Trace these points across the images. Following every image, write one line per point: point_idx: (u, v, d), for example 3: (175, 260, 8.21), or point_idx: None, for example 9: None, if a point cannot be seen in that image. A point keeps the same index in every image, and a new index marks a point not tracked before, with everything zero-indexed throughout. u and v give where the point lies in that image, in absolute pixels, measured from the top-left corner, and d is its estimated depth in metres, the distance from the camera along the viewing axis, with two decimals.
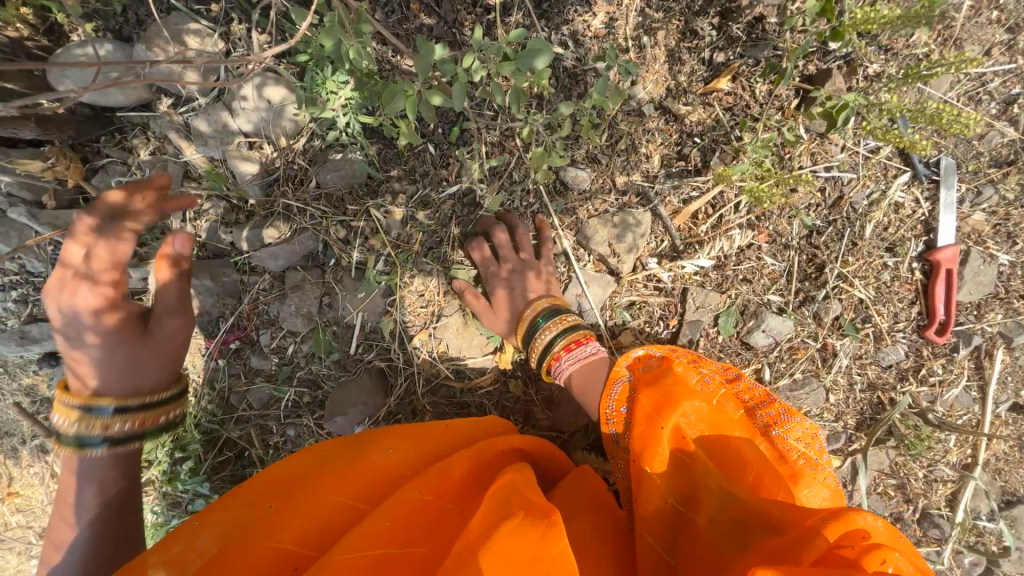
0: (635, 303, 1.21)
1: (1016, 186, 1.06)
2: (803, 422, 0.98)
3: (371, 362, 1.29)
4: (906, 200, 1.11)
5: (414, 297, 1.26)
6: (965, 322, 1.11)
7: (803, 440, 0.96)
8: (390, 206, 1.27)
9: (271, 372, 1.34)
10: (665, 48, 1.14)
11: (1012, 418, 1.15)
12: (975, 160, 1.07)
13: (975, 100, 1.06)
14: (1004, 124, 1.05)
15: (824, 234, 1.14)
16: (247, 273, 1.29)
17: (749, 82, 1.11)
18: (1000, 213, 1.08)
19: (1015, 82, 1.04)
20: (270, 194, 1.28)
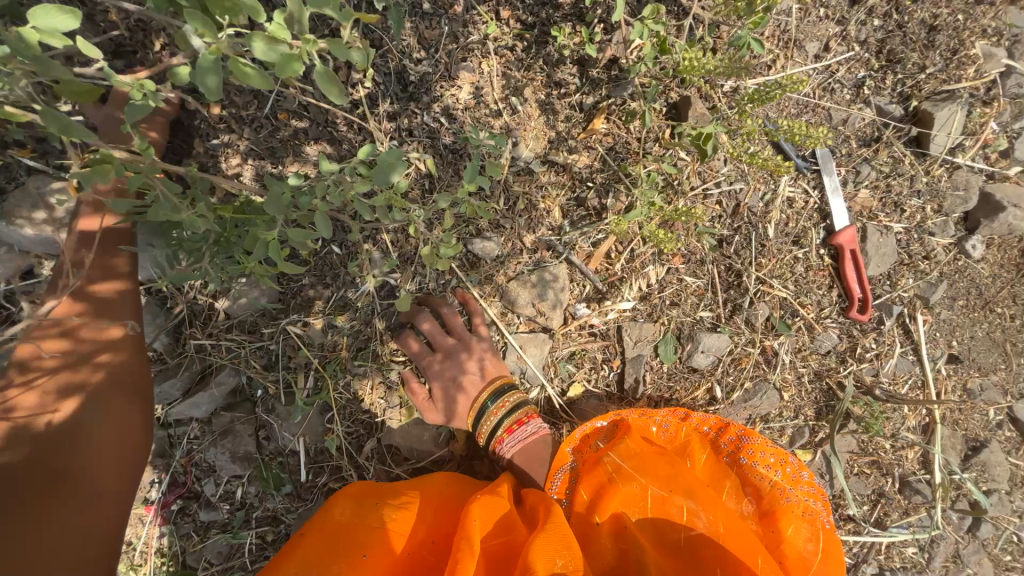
0: (576, 353, 1.19)
1: (888, 159, 1.11)
2: (767, 447, 1.04)
3: (326, 484, 1.22)
4: (796, 193, 1.14)
5: (354, 406, 1.20)
6: (882, 294, 1.14)
7: (769, 465, 1.04)
8: (306, 318, 1.19)
9: (223, 522, 1.24)
10: (536, 105, 1.15)
11: (950, 370, 1.19)
12: (846, 143, 1.11)
13: (830, 90, 1.10)
14: (861, 106, 1.10)
15: (733, 243, 1.16)
16: (172, 427, 1.20)
17: (621, 120, 1.14)
18: (882, 186, 1.12)
19: (859, 66, 1.09)
20: (178, 338, 1.18)
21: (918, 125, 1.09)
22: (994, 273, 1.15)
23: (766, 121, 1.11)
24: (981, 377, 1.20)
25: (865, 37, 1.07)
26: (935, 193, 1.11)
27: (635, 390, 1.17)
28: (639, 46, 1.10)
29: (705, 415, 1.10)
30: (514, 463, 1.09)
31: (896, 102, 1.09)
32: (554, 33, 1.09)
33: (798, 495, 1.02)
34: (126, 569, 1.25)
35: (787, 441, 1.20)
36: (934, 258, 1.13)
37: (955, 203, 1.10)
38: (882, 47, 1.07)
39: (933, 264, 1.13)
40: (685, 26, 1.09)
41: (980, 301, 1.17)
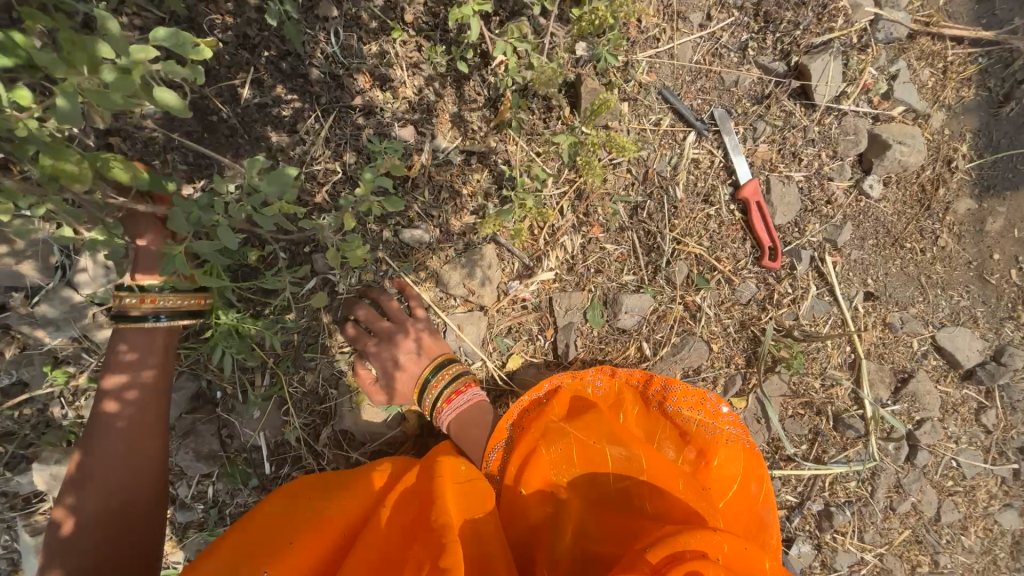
0: (512, 328, 1.26)
1: (780, 113, 1.17)
2: (685, 389, 1.10)
3: (292, 474, 1.29)
4: (701, 154, 1.20)
5: (309, 398, 1.28)
6: (791, 241, 1.21)
7: (691, 405, 1.09)
8: (256, 321, 1.27)
9: (200, 521, 1.31)
10: (447, 98, 1.22)
11: (869, 307, 1.24)
12: (740, 103, 1.18)
13: (719, 55, 1.17)
14: (748, 66, 1.16)
15: (647, 208, 1.22)
16: None
17: (527, 103, 1.21)
18: (778, 139, 1.18)
19: (741, 30, 1.16)
20: None
21: (800, 78, 1.15)
22: (898, 210, 1.21)
23: (663, 90, 1.19)
24: (901, 310, 1.24)
25: (741, 2, 1.14)
26: (828, 140, 1.17)
27: (569, 355, 1.24)
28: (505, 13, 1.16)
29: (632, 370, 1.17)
30: (451, 433, 1.17)
31: (778, 60, 1.15)
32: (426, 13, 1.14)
33: (720, 426, 1.08)
34: None
35: (721, 391, 1.24)
36: (835, 201, 1.19)
37: (848, 147, 1.17)
38: (759, 10, 1.14)
39: (835, 207, 1.20)
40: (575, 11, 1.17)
41: (890, 238, 1.22)
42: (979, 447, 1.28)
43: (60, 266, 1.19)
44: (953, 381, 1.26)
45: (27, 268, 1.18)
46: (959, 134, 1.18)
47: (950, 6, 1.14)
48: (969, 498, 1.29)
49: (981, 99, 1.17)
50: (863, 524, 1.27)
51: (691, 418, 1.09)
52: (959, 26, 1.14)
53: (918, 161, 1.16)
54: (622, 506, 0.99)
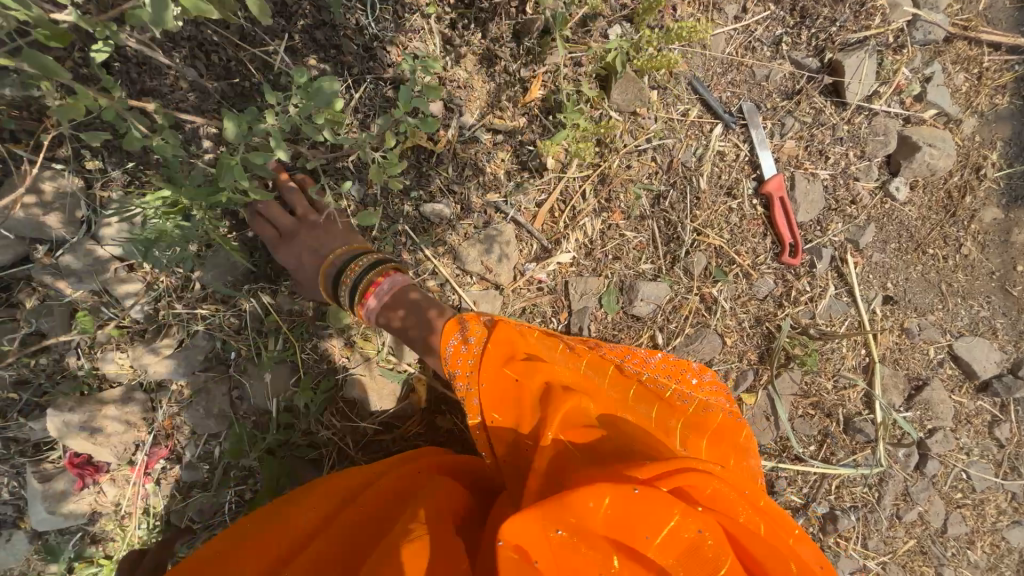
0: (526, 309, 1.27)
1: (810, 110, 1.17)
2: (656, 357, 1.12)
3: (297, 440, 1.30)
4: (727, 146, 1.20)
5: (320, 366, 1.29)
6: (813, 239, 1.20)
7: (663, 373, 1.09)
8: (274, 286, 1.28)
9: (205, 480, 1.32)
10: (477, 75, 1.22)
11: (887, 311, 1.23)
12: (770, 98, 1.18)
13: (752, 49, 1.17)
14: (781, 61, 1.16)
15: (669, 197, 1.22)
16: (154, 391, 1.29)
17: (557, 85, 1.21)
18: (806, 136, 1.18)
19: (776, 24, 1.15)
20: (158, 308, 1.27)
21: (833, 75, 1.15)
22: (923, 215, 1.20)
23: (694, 80, 1.19)
24: (919, 317, 1.23)
25: None
26: (856, 140, 1.17)
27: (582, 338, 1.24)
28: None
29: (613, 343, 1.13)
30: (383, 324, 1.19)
31: (812, 56, 1.15)
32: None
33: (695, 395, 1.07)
34: (115, 527, 1.32)
35: (732, 385, 1.23)
36: (860, 201, 1.19)
37: (876, 147, 1.16)
38: (796, 5, 1.14)
39: (860, 208, 1.19)
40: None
41: (913, 243, 1.21)
42: (990, 460, 1.26)
43: (86, 220, 1.17)
44: (967, 391, 1.25)
45: (53, 220, 1.15)
46: (990, 142, 1.17)
47: (989, 11, 1.13)
48: (977, 512, 1.27)
49: (1014, 107, 1.16)
50: (867, 530, 1.25)
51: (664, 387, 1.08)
52: (997, 32, 1.13)
53: (947, 165, 1.15)
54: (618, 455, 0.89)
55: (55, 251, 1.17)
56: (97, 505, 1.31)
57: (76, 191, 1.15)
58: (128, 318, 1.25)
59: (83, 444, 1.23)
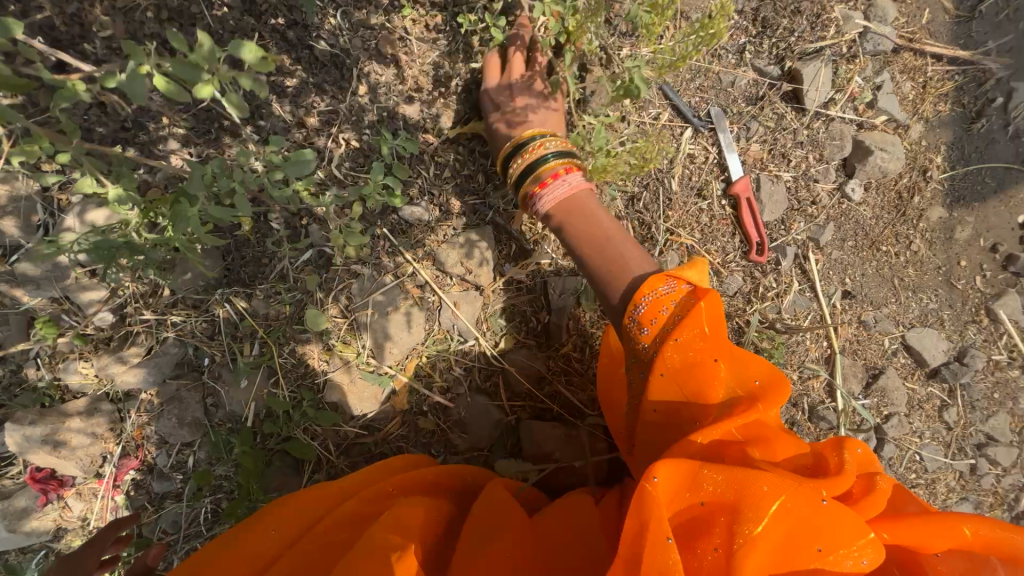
0: (505, 308, 1.33)
1: (772, 115, 1.23)
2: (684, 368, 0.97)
3: (273, 448, 1.26)
4: (697, 149, 1.25)
5: (298, 370, 1.27)
6: (778, 238, 1.26)
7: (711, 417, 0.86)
8: (249, 290, 1.27)
9: (178, 491, 1.29)
10: (455, 79, 1.26)
11: (846, 305, 1.30)
12: (735, 103, 1.24)
13: (719, 56, 1.22)
14: (745, 68, 1.22)
15: (643, 198, 1.26)
16: (122, 401, 1.25)
17: (533, 89, 1.24)
18: (769, 140, 1.24)
19: (740, 33, 1.21)
20: (126, 314, 1.24)
21: (792, 82, 1.21)
22: (877, 214, 1.28)
23: (664, 86, 1.24)
24: (875, 310, 1.31)
25: (742, 6, 1.20)
26: (815, 144, 1.23)
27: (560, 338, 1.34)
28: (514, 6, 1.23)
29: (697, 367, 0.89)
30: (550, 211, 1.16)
31: (773, 64, 1.21)
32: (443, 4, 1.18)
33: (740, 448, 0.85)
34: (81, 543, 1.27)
35: None
36: (820, 202, 1.25)
37: (833, 151, 1.23)
38: (757, 15, 1.19)
39: (820, 208, 1.26)
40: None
41: (868, 241, 1.29)
42: (940, 443, 1.35)
43: (43, 225, 1.15)
44: (919, 378, 1.34)
45: (9, 225, 1.12)
46: (935, 146, 1.26)
47: (932, 25, 1.22)
48: (930, 491, 1.36)
49: (956, 113, 1.25)
50: None
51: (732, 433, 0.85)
52: (939, 44, 1.21)
53: (896, 168, 1.23)
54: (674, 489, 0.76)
55: (11, 256, 1.14)
56: (61, 521, 1.26)
57: (32, 194, 1.13)
58: (94, 326, 1.22)
59: (45, 458, 1.18)
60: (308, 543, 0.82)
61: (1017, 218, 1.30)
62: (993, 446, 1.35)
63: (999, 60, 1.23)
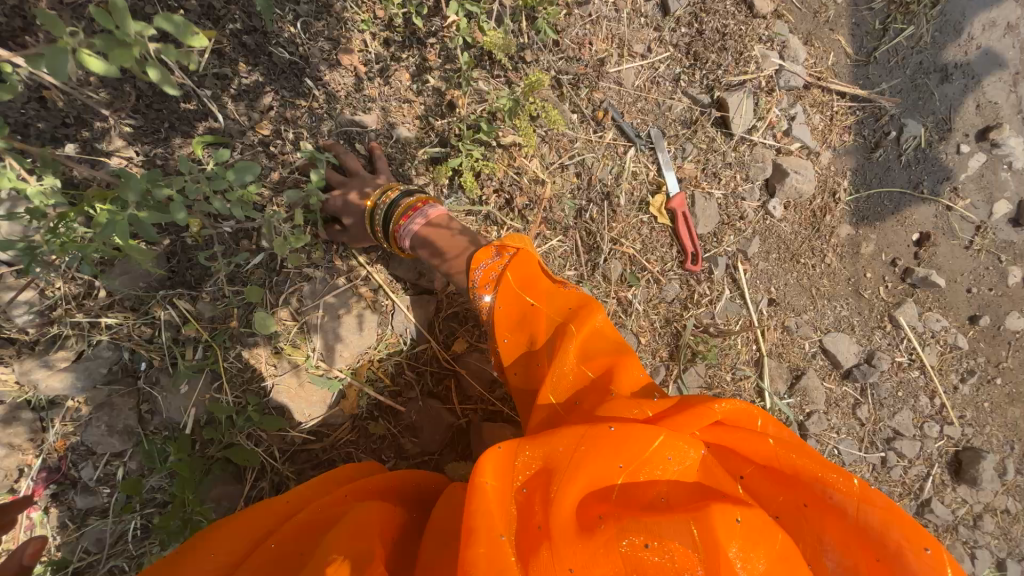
0: (458, 313, 1.38)
1: (704, 138, 1.35)
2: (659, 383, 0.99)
3: (214, 456, 1.21)
4: (638, 167, 1.36)
5: (243, 375, 1.24)
6: (710, 249, 1.38)
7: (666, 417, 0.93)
8: (194, 292, 1.25)
9: (104, 507, 1.20)
10: (410, 88, 1.31)
11: (772, 311, 1.43)
12: (672, 126, 1.35)
13: (657, 83, 1.34)
14: (680, 96, 1.34)
15: (590, 210, 1.35)
16: (45, 410, 1.17)
17: (487, 103, 1.30)
18: (702, 160, 1.36)
19: (675, 64, 1.33)
20: (52, 317, 1.18)
21: (721, 109, 1.34)
22: (796, 230, 1.42)
23: (609, 106, 1.33)
24: (796, 316, 1.45)
25: (676, 40, 1.32)
26: (742, 166, 1.36)
27: None
28: (454, 24, 1.26)
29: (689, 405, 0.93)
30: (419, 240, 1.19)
31: (704, 92, 1.34)
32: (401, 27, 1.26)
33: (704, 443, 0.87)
34: None
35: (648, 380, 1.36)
36: (746, 217, 1.38)
37: (756, 172, 1.37)
38: (690, 49, 1.32)
39: (746, 223, 1.39)
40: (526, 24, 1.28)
41: (788, 253, 1.43)
42: (855, 437, 1.49)
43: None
44: (835, 378, 1.48)
45: None
46: (842, 172, 1.42)
47: (837, 65, 1.38)
48: None
49: (858, 143, 1.42)
50: None
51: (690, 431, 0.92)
52: (844, 83, 1.38)
53: (809, 189, 1.38)
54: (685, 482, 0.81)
55: None
56: None
57: None
58: (15, 330, 1.16)
59: None
60: (251, 568, 0.78)
61: (911, 236, 1.49)
62: (900, 440, 1.50)
63: (892, 99, 1.41)
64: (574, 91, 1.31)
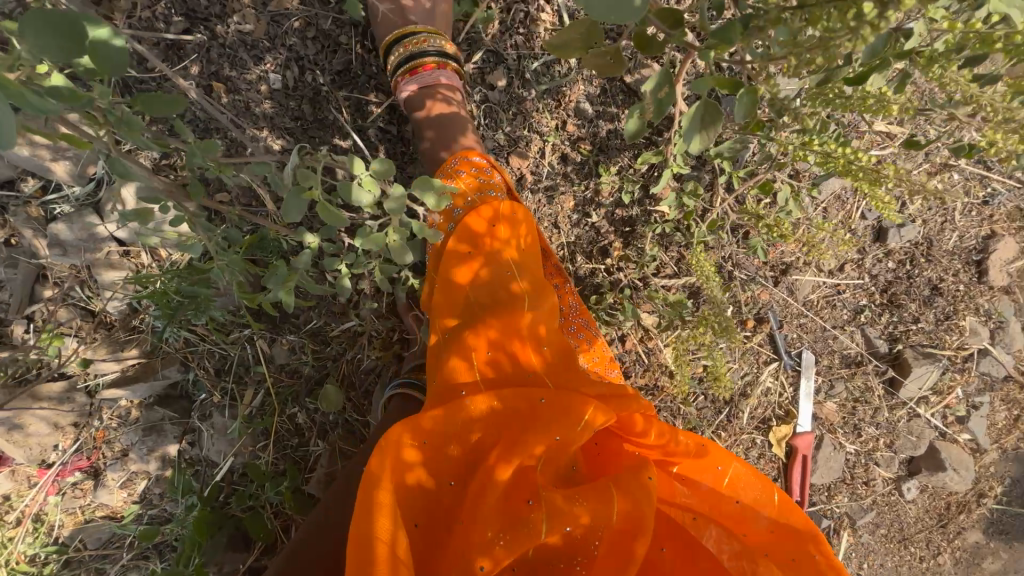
0: None
1: (860, 385, 1.17)
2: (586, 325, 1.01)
3: (233, 513, 1.14)
4: (774, 385, 1.19)
5: (289, 436, 1.19)
6: (816, 502, 1.20)
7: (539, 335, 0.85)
8: (275, 335, 1.18)
9: (115, 508, 1.17)
10: (569, 212, 1.16)
11: None
12: (831, 357, 1.17)
13: (832, 306, 1.16)
14: (853, 331, 1.16)
15: (705, 409, 1.19)
16: (98, 398, 1.15)
17: (642, 258, 1.15)
18: (848, 406, 1.18)
19: (863, 294, 1.15)
20: (139, 309, 1.14)
21: (895, 367, 1.15)
22: (919, 516, 1.22)
23: (770, 311, 1.17)
24: None
25: (877, 272, 1.13)
26: (890, 430, 1.17)
27: None
28: (641, 169, 1.13)
29: (533, 308, 0.85)
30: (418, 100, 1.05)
31: (884, 339, 1.15)
32: (584, 150, 1.14)
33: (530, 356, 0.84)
34: None
35: None
36: (872, 485, 1.19)
37: (905, 444, 1.17)
38: (888, 287, 1.13)
39: (869, 490, 1.20)
40: (718, 192, 1.12)
41: (899, 535, 1.23)
42: None
43: (96, 180, 1.08)
44: None
45: (60, 170, 1.06)
46: (1001, 476, 1.20)
47: None
48: None
49: None
50: None
51: (540, 339, 0.85)
52: None
53: (959, 487, 1.18)
54: (516, 421, 0.78)
55: (49, 197, 1.08)
56: None
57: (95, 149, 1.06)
58: (102, 308, 1.13)
59: None
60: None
61: None
62: None
63: None
64: (739, 284, 1.15)
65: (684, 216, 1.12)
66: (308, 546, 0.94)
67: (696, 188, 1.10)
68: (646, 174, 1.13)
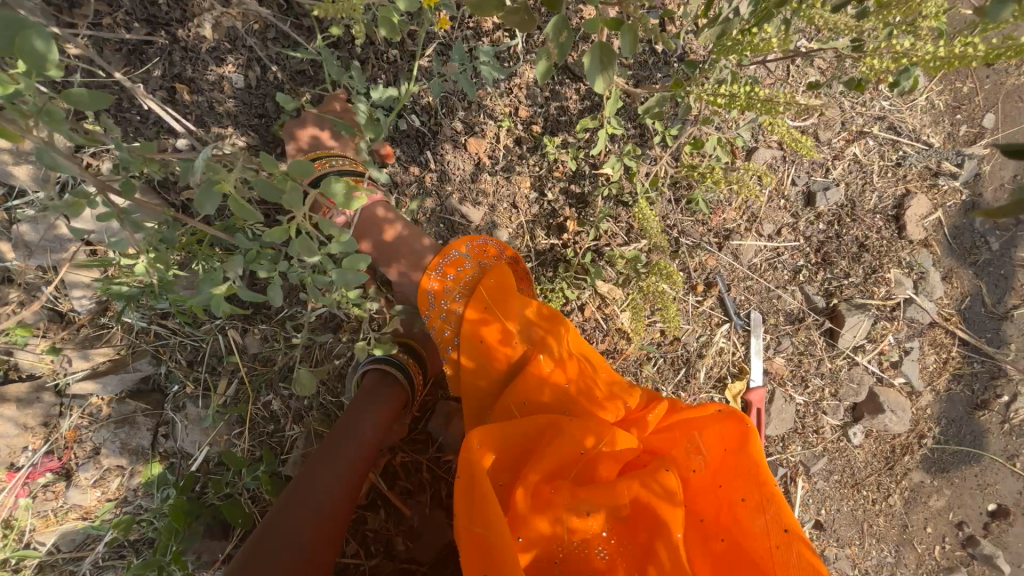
0: None
1: (804, 340, 1.26)
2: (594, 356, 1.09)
3: (211, 502, 1.16)
4: (727, 345, 1.26)
5: (265, 424, 1.21)
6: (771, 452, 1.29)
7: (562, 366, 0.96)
8: (246, 325, 1.21)
9: (89, 508, 1.16)
10: (526, 192, 1.24)
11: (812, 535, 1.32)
12: (776, 316, 1.26)
13: (774, 267, 1.25)
14: (794, 290, 1.25)
15: (664, 372, 1.26)
16: (68, 397, 1.15)
17: (595, 232, 1.22)
18: (795, 359, 1.27)
19: (800, 255, 1.24)
20: (108, 307, 1.16)
21: (833, 320, 1.25)
22: (868, 460, 1.31)
23: (717, 275, 1.26)
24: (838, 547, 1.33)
25: (810, 234, 1.23)
26: (834, 379, 1.27)
27: None
28: (588, 149, 1.21)
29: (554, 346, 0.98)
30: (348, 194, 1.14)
31: (821, 296, 1.25)
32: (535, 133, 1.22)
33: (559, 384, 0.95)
34: None
35: None
36: (821, 433, 1.28)
37: (848, 392, 1.27)
38: (821, 247, 1.23)
39: (820, 438, 1.29)
40: (661, 165, 1.20)
41: (852, 480, 1.32)
42: None
43: (60, 182, 1.10)
44: None
45: (21, 172, 1.07)
46: (936, 418, 1.30)
47: (969, 311, 1.26)
48: None
49: (964, 394, 1.30)
50: None
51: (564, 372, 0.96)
52: (970, 332, 1.26)
53: (899, 429, 1.28)
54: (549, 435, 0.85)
55: (11, 199, 1.09)
56: None
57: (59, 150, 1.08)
58: (70, 307, 1.14)
59: None
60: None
61: (987, 504, 1.34)
62: None
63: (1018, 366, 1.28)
64: (685, 250, 1.23)
65: (630, 191, 1.21)
66: (286, 514, 0.89)
67: (639, 163, 1.19)
68: (594, 153, 1.22)
